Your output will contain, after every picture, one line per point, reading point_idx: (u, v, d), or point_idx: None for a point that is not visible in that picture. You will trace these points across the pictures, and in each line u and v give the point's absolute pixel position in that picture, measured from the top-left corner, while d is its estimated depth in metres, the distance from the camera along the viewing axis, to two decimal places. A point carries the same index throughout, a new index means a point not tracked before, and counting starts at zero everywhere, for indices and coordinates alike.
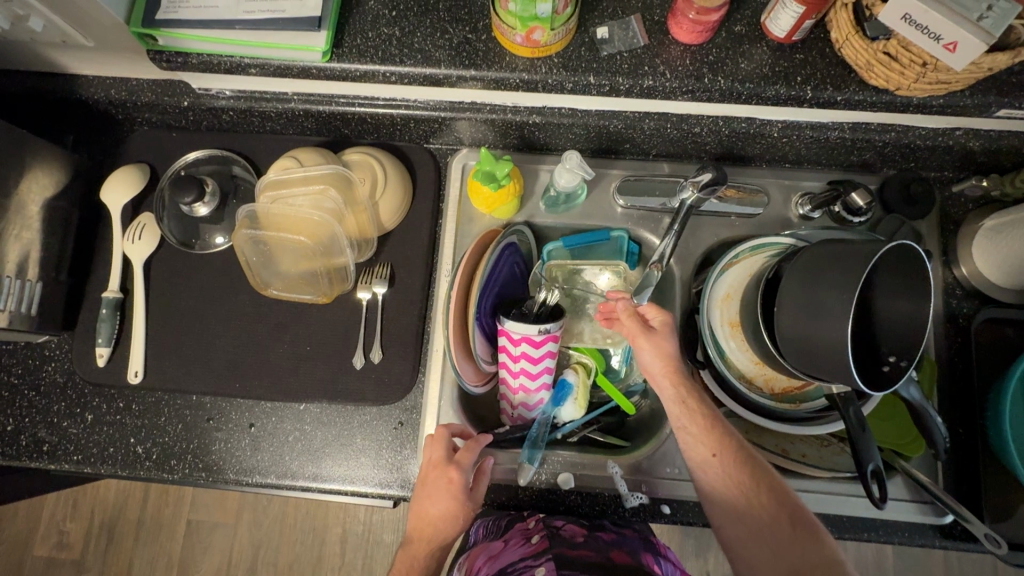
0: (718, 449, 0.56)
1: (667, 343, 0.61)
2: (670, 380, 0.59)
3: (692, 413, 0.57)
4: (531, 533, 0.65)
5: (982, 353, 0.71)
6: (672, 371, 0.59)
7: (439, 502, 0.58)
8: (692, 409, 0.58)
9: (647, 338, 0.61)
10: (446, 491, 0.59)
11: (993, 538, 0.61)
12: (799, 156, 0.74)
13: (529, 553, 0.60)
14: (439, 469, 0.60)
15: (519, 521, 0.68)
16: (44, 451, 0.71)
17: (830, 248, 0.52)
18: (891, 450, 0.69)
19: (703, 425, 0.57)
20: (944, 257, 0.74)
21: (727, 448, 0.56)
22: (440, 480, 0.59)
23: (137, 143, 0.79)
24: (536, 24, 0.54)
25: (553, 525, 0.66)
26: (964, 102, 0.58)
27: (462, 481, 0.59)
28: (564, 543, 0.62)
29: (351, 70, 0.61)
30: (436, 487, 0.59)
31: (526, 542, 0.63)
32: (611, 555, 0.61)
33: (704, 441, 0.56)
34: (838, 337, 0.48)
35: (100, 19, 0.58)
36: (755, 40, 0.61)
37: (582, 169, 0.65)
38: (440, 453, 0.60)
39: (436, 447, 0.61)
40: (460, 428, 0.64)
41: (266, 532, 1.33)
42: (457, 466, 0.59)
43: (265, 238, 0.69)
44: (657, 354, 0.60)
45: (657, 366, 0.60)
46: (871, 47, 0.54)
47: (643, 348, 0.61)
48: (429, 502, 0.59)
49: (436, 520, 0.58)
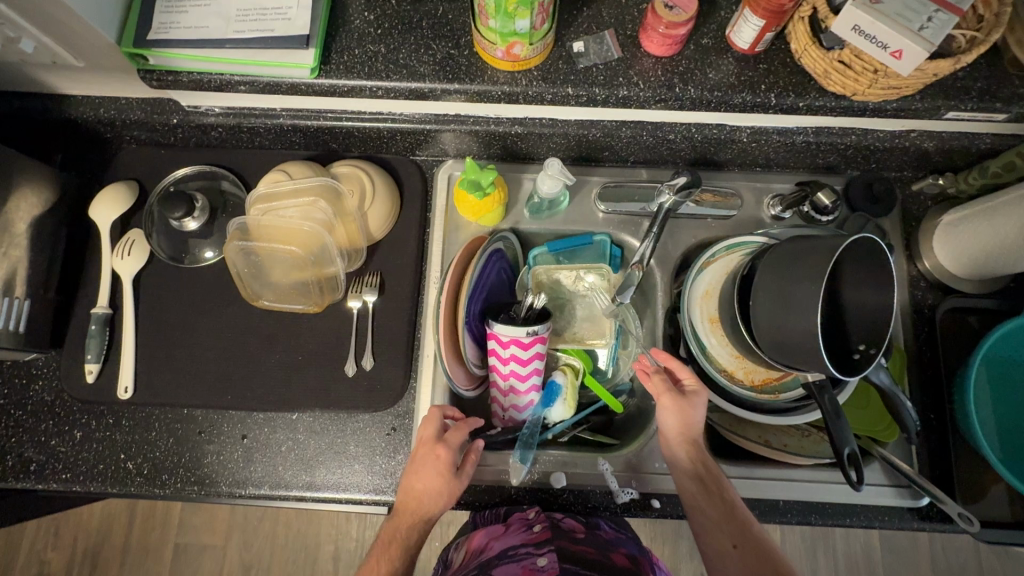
0: (738, 540, 0.57)
1: (690, 412, 0.62)
2: (687, 454, 0.61)
3: (709, 493, 0.59)
4: (532, 521, 0.66)
5: (948, 341, 0.75)
6: (690, 443, 0.62)
7: (425, 477, 0.60)
8: (711, 491, 0.59)
9: (670, 406, 0.63)
10: (432, 467, 0.60)
11: (967, 517, 0.64)
12: (769, 159, 0.78)
13: (531, 540, 0.63)
14: (427, 446, 0.61)
15: (520, 510, 0.69)
16: (30, 471, 0.71)
17: (800, 243, 0.55)
18: (868, 437, 0.72)
19: (722, 510, 0.58)
20: (909, 252, 0.78)
21: (749, 541, 0.56)
22: (428, 457, 0.61)
23: (125, 162, 0.79)
24: (515, 39, 0.58)
25: (553, 516, 0.68)
26: (915, 106, 0.62)
27: (449, 459, 0.60)
28: (564, 536, 0.65)
29: (339, 85, 0.64)
30: (423, 463, 0.60)
31: (528, 529, 0.65)
32: (610, 555, 0.64)
33: (724, 529, 0.57)
34: (811, 325, 0.51)
35: (91, 39, 0.59)
36: (721, 52, 0.64)
37: (564, 175, 0.67)
38: (430, 431, 0.62)
39: (428, 425, 0.63)
40: (453, 411, 0.66)
41: (257, 552, 1.30)
42: (445, 444, 0.61)
43: (255, 250, 0.71)
44: (679, 419, 0.62)
45: (677, 436, 0.62)
46: (827, 56, 0.58)
47: (665, 411, 0.63)
48: (416, 478, 0.60)
49: (421, 495, 0.59)
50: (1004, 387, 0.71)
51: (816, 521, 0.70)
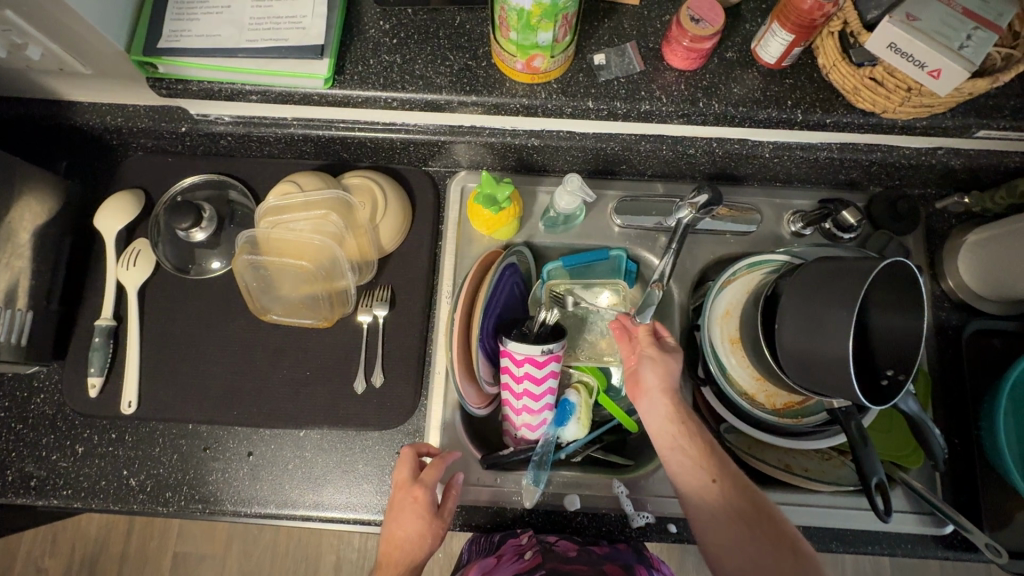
0: (717, 475, 0.55)
1: (672, 362, 0.61)
2: (669, 398, 0.59)
3: (690, 434, 0.57)
4: (524, 549, 0.63)
5: (973, 364, 0.73)
6: (671, 389, 0.59)
7: (405, 523, 0.58)
8: (692, 432, 0.57)
9: (655, 355, 0.61)
10: (412, 511, 0.58)
11: (994, 547, 0.63)
12: (790, 175, 0.76)
13: (522, 567, 0.60)
14: (404, 490, 0.59)
15: (513, 537, 0.66)
16: (31, 487, 0.69)
17: (830, 265, 0.53)
18: (891, 462, 0.70)
19: (701, 447, 0.56)
20: (932, 271, 0.76)
21: (727, 476, 0.55)
22: (406, 500, 0.59)
23: (132, 170, 0.78)
24: (536, 52, 0.56)
25: (546, 540, 0.65)
26: (946, 124, 0.61)
27: (427, 499, 0.58)
28: (556, 557, 0.62)
29: (352, 96, 0.62)
30: (402, 508, 0.58)
31: (519, 557, 0.62)
32: (604, 568, 0.61)
33: (703, 466, 0.55)
34: (841, 352, 0.49)
35: (99, 47, 0.57)
36: (746, 66, 0.63)
37: (582, 191, 0.66)
38: (405, 473, 0.60)
39: (402, 468, 0.61)
40: (427, 447, 0.64)
41: (257, 562, 1.28)
42: (422, 485, 0.59)
43: (265, 263, 0.69)
44: (662, 371, 0.60)
45: (659, 383, 0.59)
46: (858, 73, 0.56)
47: (651, 362, 0.60)
48: (395, 524, 0.58)
49: (403, 542, 0.57)
50: None
51: (836, 548, 0.68)
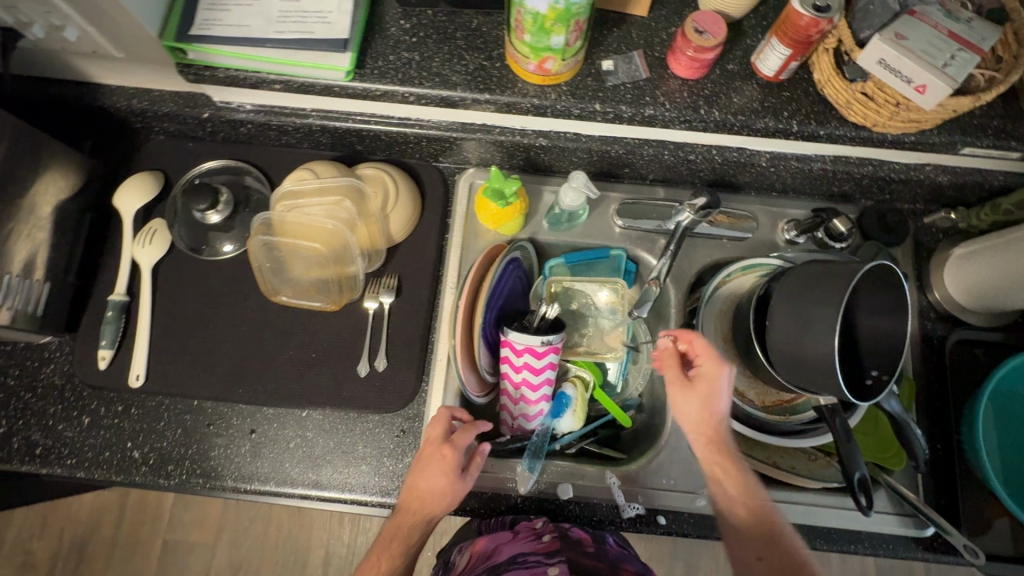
0: (763, 552, 0.56)
1: (696, 406, 0.60)
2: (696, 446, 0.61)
3: (730, 496, 0.59)
4: (540, 531, 0.65)
5: (957, 373, 0.75)
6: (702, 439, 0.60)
7: (429, 477, 0.59)
8: (733, 499, 0.58)
9: (675, 398, 0.61)
10: (438, 468, 0.59)
11: (972, 549, 0.65)
12: (786, 184, 0.79)
13: (540, 549, 0.62)
14: (434, 445, 0.60)
15: (527, 519, 0.68)
16: (36, 455, 0.70)
17: (819, 267, 0.56)
18: (874, 464, 0.72)
19: (745, 519, 0.57)
20: (919, 283, 0.79)
21: (774, 554, 0.55)
22: (433, 456, 0.59)
23: (152, 153, 0.81)
24: (549, 55, 0.59)
25: (562, 526, 0.67)
26: (932, 140, 0.64)
27: (454, 460, 0.59)
28: (574, 548, 0.63)
29: (372, 89, 0.65)
30: (428, 464, 0.59)
31: (537, 538, 0.64)
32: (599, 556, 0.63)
33: (748, 542, 0.57)
34: (828, 347, 0.52)
35: (134, 32, 0.61)
36: (746, 78, 0.66)
37: (587, 188, 0.69)
38: (438, 432, 0.61)
39: (436, 425, 0.62)
40: (461, 413, 0.64)
41: (246, 553, 1.29)
42: (452, 445, 0.60)
43: (279, 244, 0.72)
44: (685, 415, 0.61)
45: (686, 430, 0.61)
46: (851, 87, 0.60)
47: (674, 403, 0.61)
48: (420, 477, 0.59)
49: (425, 494, 0.59)
50: (1009, 420, 0.72)
51: (821, 546, 0.70)
